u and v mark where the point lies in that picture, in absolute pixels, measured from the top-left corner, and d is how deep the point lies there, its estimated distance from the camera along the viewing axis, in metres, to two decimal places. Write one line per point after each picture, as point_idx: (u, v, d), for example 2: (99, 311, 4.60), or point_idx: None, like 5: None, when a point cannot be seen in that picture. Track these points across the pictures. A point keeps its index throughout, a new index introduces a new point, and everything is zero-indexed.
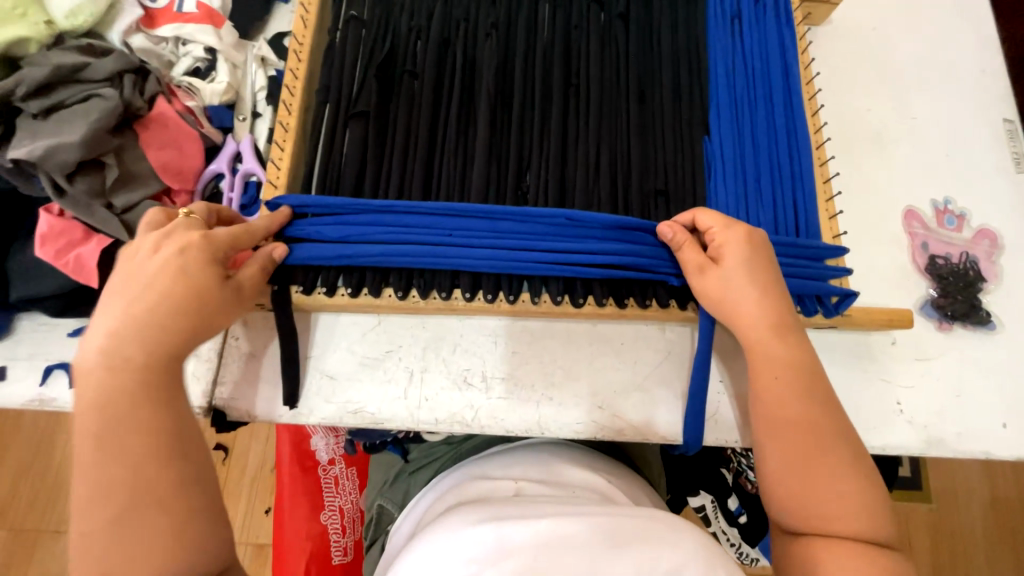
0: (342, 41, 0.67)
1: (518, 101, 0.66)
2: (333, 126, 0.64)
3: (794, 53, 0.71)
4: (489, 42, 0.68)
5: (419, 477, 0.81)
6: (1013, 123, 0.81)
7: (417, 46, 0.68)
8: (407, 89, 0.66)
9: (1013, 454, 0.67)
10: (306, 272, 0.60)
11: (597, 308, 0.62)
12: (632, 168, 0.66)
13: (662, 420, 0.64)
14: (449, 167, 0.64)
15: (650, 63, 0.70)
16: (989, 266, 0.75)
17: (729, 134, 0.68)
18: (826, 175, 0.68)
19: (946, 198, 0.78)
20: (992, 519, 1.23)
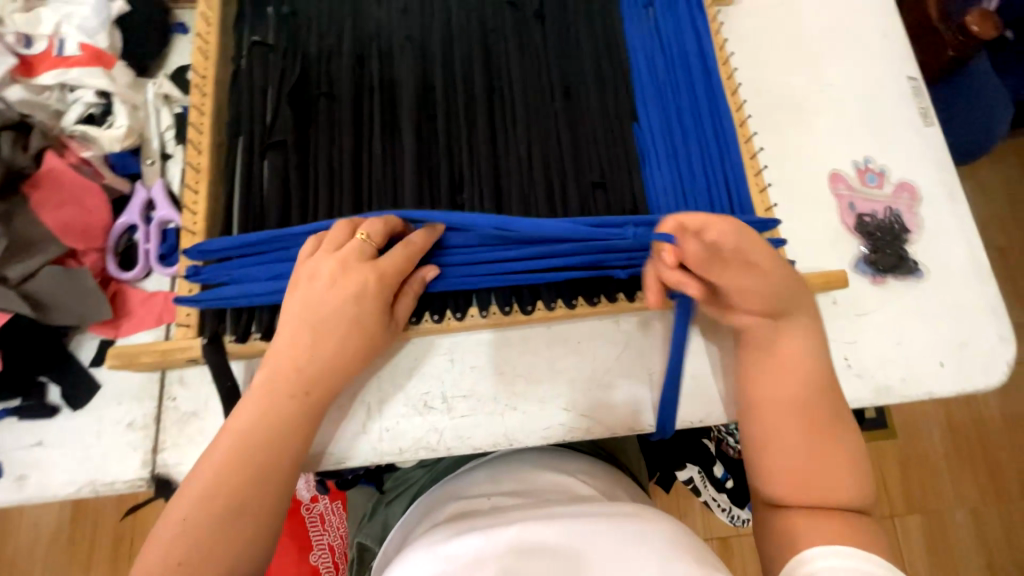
0: (247, 69, 0.63)
1: (444, 112, 0.65)
2: (249, 160, 0.60)
3: (708, 36, 0.73)
4: (406, 53, 0.66)
5: (396, 507, 0.78)
6: (916, 80, 0.86)
7: (331, 65, 0.65)
8: (325, 111, 0.63)
9: (949, 389, 0.71)
10: (238, 317, 0.56)
11: (547, 311, 0.63)
12: (566, 166, 0.66)
13: (627, 413, 0.65)
14: (380, 188, 0.62)
15: (573, 58, 0.70)
16: (911, 217, 0.80)
17: (657, 122, 0.69)
18: (752, 151, 0.70)
19: (866, 157, 0.81)
20: (951, 447, 1.36)
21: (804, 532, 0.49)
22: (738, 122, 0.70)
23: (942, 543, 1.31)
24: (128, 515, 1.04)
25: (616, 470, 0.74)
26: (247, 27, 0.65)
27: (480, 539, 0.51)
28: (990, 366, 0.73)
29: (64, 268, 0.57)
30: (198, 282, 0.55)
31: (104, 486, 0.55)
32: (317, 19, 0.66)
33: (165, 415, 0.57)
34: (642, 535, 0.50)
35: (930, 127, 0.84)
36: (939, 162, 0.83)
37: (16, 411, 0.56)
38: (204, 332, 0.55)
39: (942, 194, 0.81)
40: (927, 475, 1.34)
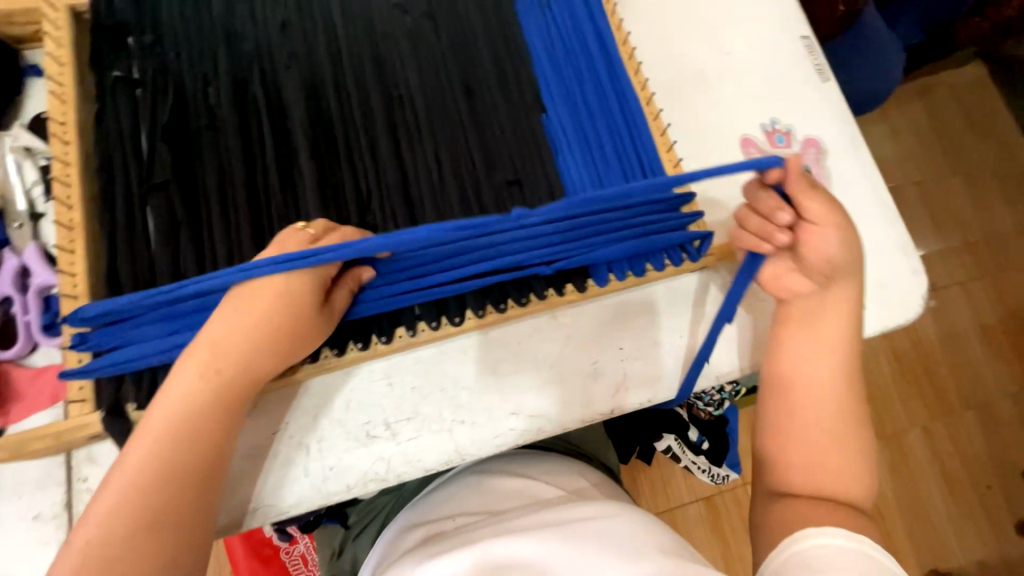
0: (113, 110, 0.59)
1: (340, 127, 0.62)
2: (131, 209, 0.57)
3: (603, 14, 0.72)
4: (289, 70, 0.63)
5: (363, 540, 0.75)
6: (809, 39, 0.90)
7: (208, 92, 0.61)
8: (209, 144, 0.59)
9: (872, 329, 0.76)
10: (139, 378, 0.53)
11: (478, 319, 0.62)
12: (477, 166, 0.64)
13: (574, 407, 0.64)
14: (280, 217, 0.59)
15: (469, 55, 0.68)
16: (820, 171, 0.83)
17: (564, 110, 0.68)
18: (661, 127, 0.70)
19: (772, 119, 0.84)
20: (899, 375, 1.45)
21: (799, 522, 0.52)
22: (644, 101, 0.70)
23: (901, 463, 1.40)
24: None
25: (576, 461, 0.75)
26: (106, 64, 0.60)
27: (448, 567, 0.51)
28: (906, 302, 0.77)
29: None
30: (86, 349, 0.52)
31: None
32: (184, 45, 0.61)
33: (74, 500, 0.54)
34: (608, 534, 0.51)
35: (827, 82, 0.88)
36: (839, 114, 0.87)
37: None
38: (102, 405, 0.52)
39: (845, 144, 0.85)
40: (882, 404, 1.43)
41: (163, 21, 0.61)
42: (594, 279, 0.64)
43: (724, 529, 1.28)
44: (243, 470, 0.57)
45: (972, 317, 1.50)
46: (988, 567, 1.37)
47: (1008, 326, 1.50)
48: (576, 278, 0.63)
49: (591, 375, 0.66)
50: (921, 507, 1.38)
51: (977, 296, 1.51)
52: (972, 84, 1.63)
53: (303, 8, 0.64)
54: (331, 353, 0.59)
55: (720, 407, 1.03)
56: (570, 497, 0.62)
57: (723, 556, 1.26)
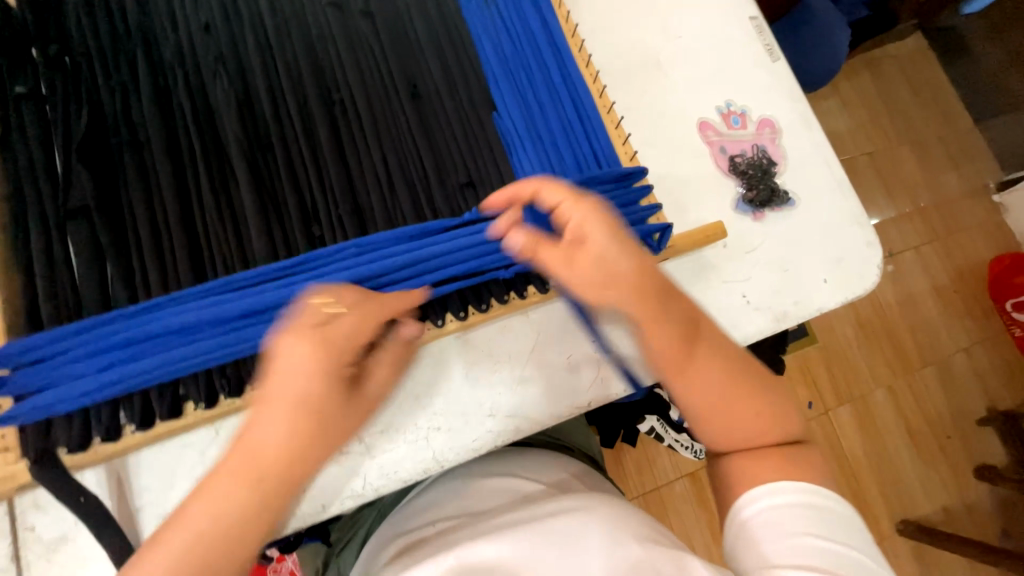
0: (20, 131, 0.55)
1: (278, 137, 0.59)
2: (48, 238, 0.53)
3: (549, 7, 0.70)
4: (219, 79, 0.59)
5: (347, 557, 0.74)
6: (758, 19, 0.90)
7: (128, 105, 0.57)
8: (133, 162, 0.55)
9: (834, 301, 0.78)
10: (79, 420, 0.50)
11: (439, 328, 0.60)
12: (428, 170, 0.62)
13: (550, 404, 0.64)
14: (217, 236, 0.56)
15: (412, 53, 0.66)
16: (776, 150, 0.84)
17: (515, 106, 0.67)
18: (615, 120, 0.69)
19: (727, 101, 0.85)
20: (863, 340, 1.52)
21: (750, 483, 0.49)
22: (596, 94, 0.70)
23: (870, 423, 1.46)
24: None
25: (558, 455, 0.75)
26: (8, 81, 0.55)
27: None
28: (864, 271, 0.80)
29: None
30: (8, 395, 0.49)
31: None
32: (97, 56, 0.57)
33: (28, 549, 0.51)
34: (581, 529, 0.50)
35: (777, 62, 0.89)
36: (791, 93, 0.88)
37: None
38: (29, 453, 0.49)
39: (798, 123, 0.87)
40: (849, 369, 1.49)
41: (72, 31, 0.57)
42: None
43: (709, 502, 1.32)
44: None
45: (926, 279, 1.58)
46: (953, 512, 1.46)
47: (959, 285, 1.58)
48: (536, 279, 0.62)
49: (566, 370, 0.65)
50: (891, 464, 1.45)
51: (930, 259, 1.59)
52: (914, 57, 1.70)
53: (229, 9, 0.60)
54: None
55: None
56: (551, 490, 0.62)
57: (709, 529, 1.30)
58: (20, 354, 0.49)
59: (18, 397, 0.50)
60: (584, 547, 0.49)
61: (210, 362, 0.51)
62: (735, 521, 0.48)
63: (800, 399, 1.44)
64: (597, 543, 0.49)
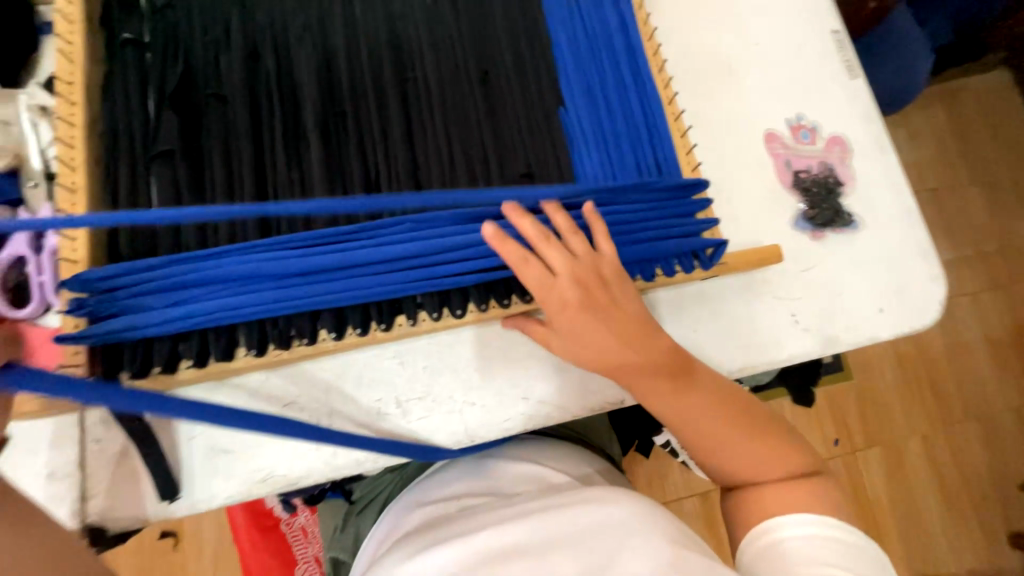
0: (120, 72, 0.58)
1: (351, 107, 0.61)
2: (133, 176, 0.56)
3: (630, 10, 0.70)
4: (304, 46, 0.61)
5: (367, 516, 0.77)
6: (839, 33, 0.87)
7: (219, 61, 0.60)
8: (217, 116, 0.59)
9: (888, 332, 0.75)
10: (135, 353, 0.53)
11: (481, 313, 0.60)
12: (489, 155, 0.63)
13: (586, 395, 0.65)
14: (284, 194, 0.58)
15: (488, 37, 0.67)
16: (844, 170, 0.82)
17: (582, 102, 0.67)
18: (682, 129, 0.69)
19: (798, 115, 0.82)
20: (904, 382, 1.45)
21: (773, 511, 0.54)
22: (665, 101, 0.69)
23: (901, 470, 1.40)
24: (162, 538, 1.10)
25: (582, 449, 0.75)
26: (116, 28, 0.59)
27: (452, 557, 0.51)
28: (925, 306, 0.76)
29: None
30: (83, 315, 0.52)
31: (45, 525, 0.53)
32: (198, 15, 0.60)
33: (93, 460, 0.55)
34: (602, 521, 0.51)
35: (856, 79, 0.86)
36: (866, 114, 0.85)
37: None
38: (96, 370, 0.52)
39: (871, 145, 0.83)
40: (886, 411, 1.42)
41: None
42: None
43: (718, 525, 1.30)
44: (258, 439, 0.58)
45: (980, 328, 1.49)
46: None
47: (1016, 339, 1.49)
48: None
49: None
50: (918, 515, 1.38)
51: (987, 308, 1.50)
52: (996, 92, 1.60)
53: None
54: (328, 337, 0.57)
55: None
56: (578, 483, 0.63)
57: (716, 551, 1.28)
58: (97, 281, 0.51)
59: (89, 318, 0.53)
60: (604, 531, 0.50)
61: (264, 312, 0.53)
62: (764, 539, 0.52)
63: (827, 435, 1.39)
64: (623, 538, 0.49)
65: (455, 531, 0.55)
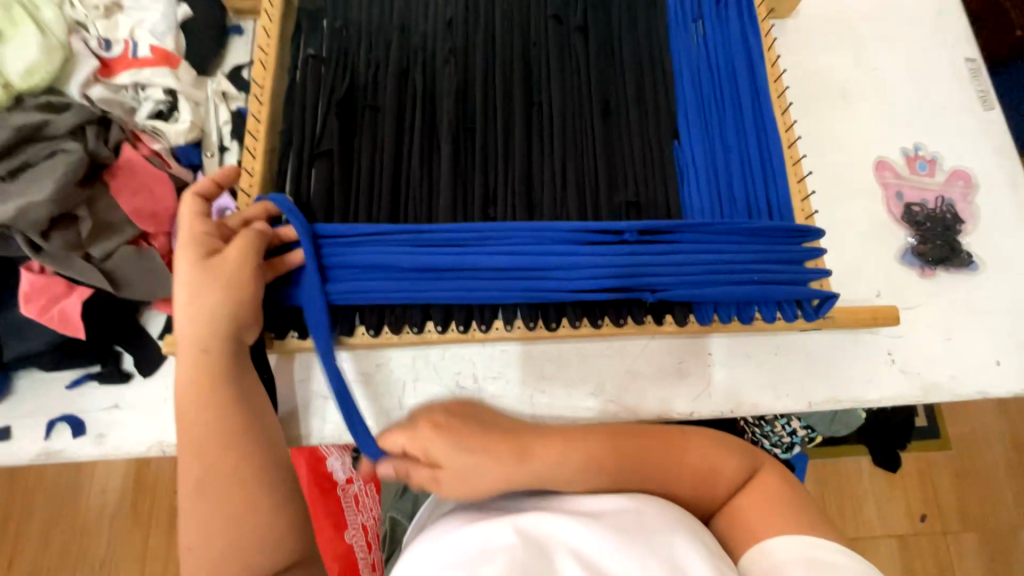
0: (302, 76, 0.69)
1: (481, 123, 0.68)
2: (300, 165, 0.66)
3: (760, 56, 0.72)
4: (448, 67, 0.70)
5: (425, 485, 0.83)
6: (975, 62, 0.81)
7: (376, 76, 0.70)
8: (369, 123, 0.68)
9: (1005, 389, 0.68)
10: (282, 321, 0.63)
11: (573, 328, 0.64)
12: (601, 181, 0.67)
13: (653, 401, 0.67)
14: (415, 198, 0.66)
15: (613, 75, 0.71)
16: (966, 207, 0.75)
17: (698, 137, 0.69)
18: (796, 157, 0.69)
19: (916, 145, 0.78)
20: (1016, 460, 1.27)
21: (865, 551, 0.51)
22: (783, 127, 0.71)
23: (1001, 562, 1.22)
24: None
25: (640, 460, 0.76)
26: (303, 44, 0.71)
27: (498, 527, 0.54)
28: None
29: (136, 248, 0.65)
30: None
31: (170, 446, 0.62)
32: (365, 31, 0.70)
33: None
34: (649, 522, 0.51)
35: (990, 111, 0.79)
36: (1000, 149, 0.78)
37: (96, 376, 0.65)
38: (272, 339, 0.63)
39: (1001, 184, 0.76)
40: (988, 490, 1.25)
41: (351, 14, 0.71)
42: (698, 315, 0.64)
43: None
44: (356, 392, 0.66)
45: None
46: None
47: None
48: (678, 310, 0.64)
49: (675, 373, 0.68)
50: None
51: None
52: None
53: (469, 11, 0.72)
54: (434, 330, 0.64)
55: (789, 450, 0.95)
56: None
57: None
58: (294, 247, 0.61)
59: None
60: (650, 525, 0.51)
61: (391, 300, 0.61)
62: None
63: (909, 507, 1.23)
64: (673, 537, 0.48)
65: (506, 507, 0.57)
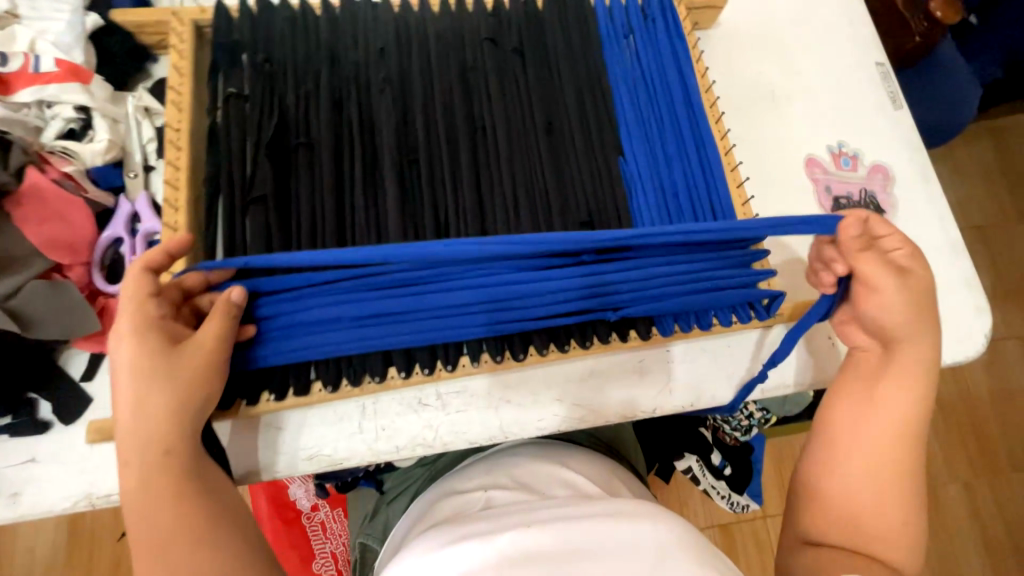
0: (222, 118, 0.66)
1: (425, 152, 0.68)
2: (231, 217, 0.63)
3: (690, 67, 0.75)
4: (385, 96, 0.69)
5: (396, 507, 0.79)
6: (884, 66, 0.89)
7: (308, 108, 0.68)
8: (305, 161, 0.66)
9: None
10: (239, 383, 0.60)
11: (541, 356, 0.65)
12: (551, 203, 0.68)
13: (614, 401, 0.69)
14: (361, 236, 0.65)
15: (553, 92, 0.73)
16: (886, 197, 0.82)
17: (641, 152, 0.72)
18: (733, 164, 0.73)
19: (840, 142, 0.84)
20: (946, 424, 1.38)
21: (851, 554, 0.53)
22: (719, 135, 0.74)
23: (941, 520, 1.32)
24: None
25: (612, 460, 0.76)
26: (221, 74, 0.68)
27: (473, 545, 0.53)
28: (970, 338, 0.75)
29: (48, 282, 0.59)
30: None
31: (99, 499, 0.56)
32: (290, 62, 0.69)
33: None
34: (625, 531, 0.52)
35: (900, 110, 0.87)
36: (910, 144, 0.85)
37: (7, 428, 0.58)
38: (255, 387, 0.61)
39: (914, 176, 0.84)
40: (925, 454, 1.35)
41: (274, 40, 0.69)
42: (660, 328, 0.67)
43: (738, 559, 1.29)
44: (314, 419, 0.64)
45: None
46: None
47: None
48: (641, 325, 0.66)
49: (636, 372, 0.70)
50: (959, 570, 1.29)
51: None
52: None
53: (402, 35, 0.72)
54: (397, 374, 0.63)
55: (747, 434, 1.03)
56: (608, 494, 0.63)
57: None
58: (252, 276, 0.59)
59: None
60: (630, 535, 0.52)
61: (350, 351, 0.60)
62: None
63: None
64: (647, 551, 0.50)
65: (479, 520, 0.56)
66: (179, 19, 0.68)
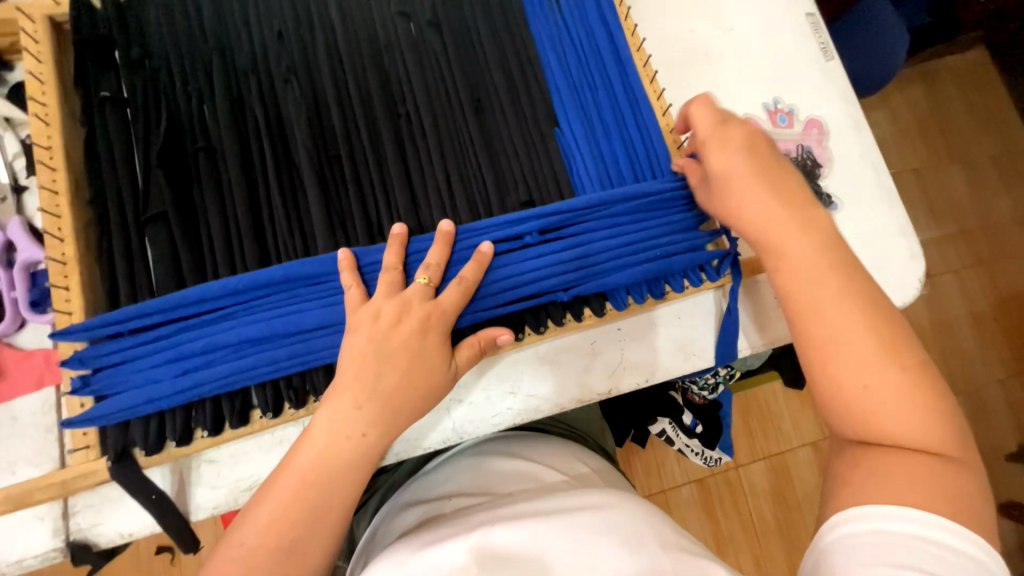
0: (100, 132, 0.60)
1: (345, 148, 0.62)
2: (130, 240, 0.58)
3: (617, 26, 0.71)
4: (291, 88, 0.63)
5: (361, 517, 0.77)
6: (814, 16, 0.87)
7: (201, 110, 0.62)
8: (207, 168, 0.60)
9: None
10: (173, 420, 0.55)
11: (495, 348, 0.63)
12: (489, 187, 0.65)
13: (575, 381, 0.68)
14: (286, 244, 0.60)
15: (476, 66, 0.68)
16: (822, 151, 0.82)
17: (577, 122, 0.68)
18: (671, 124, 0.70)
19: (775, 99, 0.83)
20: None
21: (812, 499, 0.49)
22: (654, 95, 0.70)
23: None
24: (146, 562, 1.07)
25: (576, 443, 0.75)
26: (94, 84, 0.61)
27: (449, 552, 0.49)
28: (907, 283, 0.77)
29: None
30: (87, 394, 0.54)
31: (13, 564, 0.56)
32: (173, 59, 0.62)
33: (80, 496, 0.57)
34: (598, 523, 0.51)
35: (831, 62, 0.86)
36: (843, 95, 0.85)
37: None
38: (204, 426, 0.56)
39: (848, 127, 0.84)
40: None
41: (152, 38, 0.62)
42: (614, 302, 0.65)
43: (716, 510, 1.34)
44: (252, 446, 0.61)
45: (964, 303, 1.50)
46: None
47: (1001, 312, 1.50)
48: (594, 302, 0.64)
49: (590, 355, 0.68)
50: None
51: (971, 284, 1.51)
52: (976, 70, 1.60)
53: (299, 19, 0.65)
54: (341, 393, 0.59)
55: (714, 391, 1.06)
56: (573, 482, 0.62)
57: (713, 536, 1.32)
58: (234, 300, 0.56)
59: (97, 396, 0.55)
60: (604, 528, 0.50)
61: (279, 371, 0.56)
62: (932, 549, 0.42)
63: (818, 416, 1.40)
64: (614, 541, 0.49)
65: (455, 527, 0.53)
66: (26, 16, 0.61)
